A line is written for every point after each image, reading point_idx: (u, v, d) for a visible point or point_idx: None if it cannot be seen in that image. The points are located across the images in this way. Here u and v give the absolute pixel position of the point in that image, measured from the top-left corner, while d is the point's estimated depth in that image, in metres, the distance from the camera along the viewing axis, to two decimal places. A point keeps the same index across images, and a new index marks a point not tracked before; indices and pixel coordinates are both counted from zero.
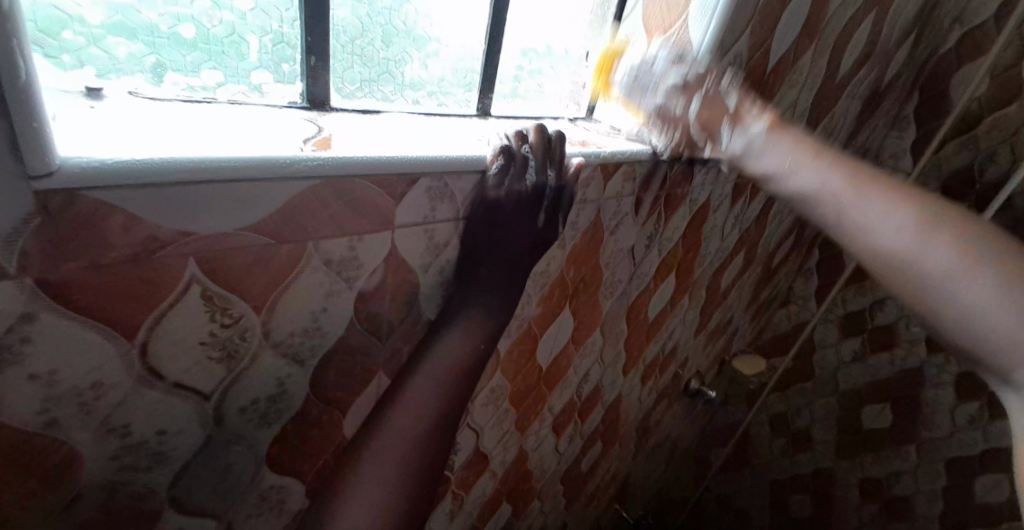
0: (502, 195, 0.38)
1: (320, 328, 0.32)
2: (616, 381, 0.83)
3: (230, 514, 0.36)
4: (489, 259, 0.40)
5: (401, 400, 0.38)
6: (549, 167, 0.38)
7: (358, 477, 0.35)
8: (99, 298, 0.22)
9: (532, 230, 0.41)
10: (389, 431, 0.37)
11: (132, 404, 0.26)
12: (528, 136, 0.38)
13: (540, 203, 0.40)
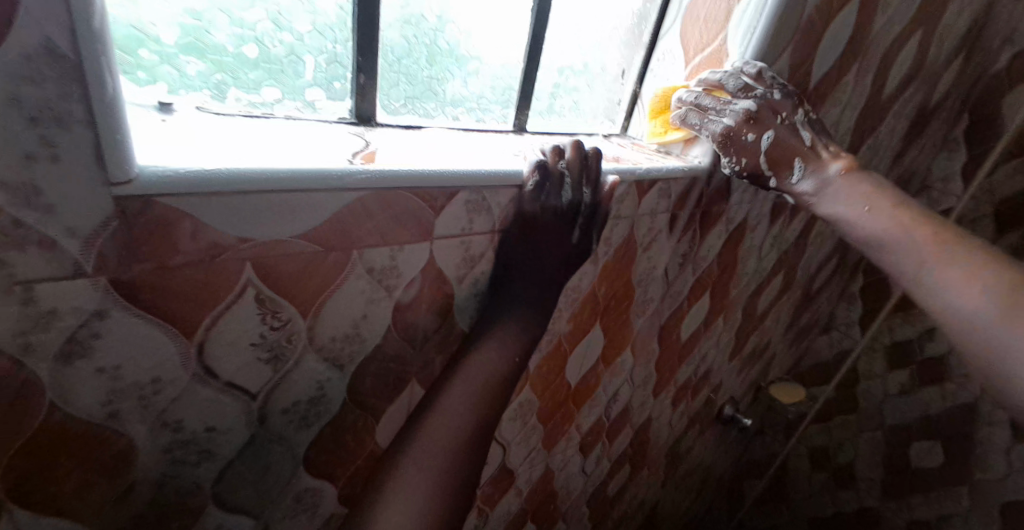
0: (540, 208, 0.38)
1: (360, 335, 0.33)
2: (647, 402, 0.81)
3: (267, 515, 0.37)
4: (524, 271, 0.41)
5: (438, 409, 0.38)
6: (586, 185, 0.39)
7: (394, 489, 0.34)
8: (165, 298, 0.24)
9: (565, 247, 0.41)
10: (425, 441, 0.36)
11: (185, 401, 0.28)
12: (564, 153, 0.39)
13: (574, 220, 0.40)
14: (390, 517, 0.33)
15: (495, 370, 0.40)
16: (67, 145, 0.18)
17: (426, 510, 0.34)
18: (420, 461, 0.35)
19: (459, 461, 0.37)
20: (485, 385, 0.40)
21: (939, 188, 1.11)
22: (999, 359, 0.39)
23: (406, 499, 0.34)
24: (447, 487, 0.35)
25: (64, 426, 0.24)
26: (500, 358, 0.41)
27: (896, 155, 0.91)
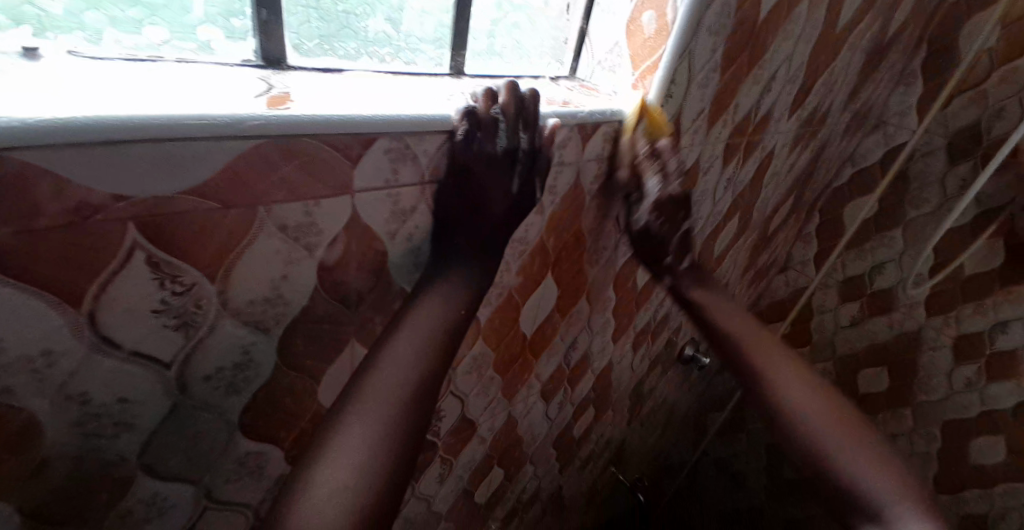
0: (474, 154, 0.37)
1: (282, 297, 0.32)
2: (607, 348, 0.84)
3: (207, 480, 0.37)
4: (466, 220, 0.40)
5: (382, 360, 0.35)
6: (521, 130, 0.38)
7: (335, 442, 0.30)
8: (37, 265, 0.22)
9: (505, 196, 0.41)
10: (368, 392, 0.33)
11: (88, 373, 0.26)
12: (498, 97, 0.37)
13: (513, 166, 0.40)
14: (332, 471, 0.29)
15: (442, 324, 0.38)
16: None
17: (374, 462, 0.30)
18: (362, 418, 0.31)
19: (410, 413, 0.33)
20: (432, 335, 0.37)
21: (894, 125, 1.12)
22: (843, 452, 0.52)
23: (350, 452, 0.30)
24: (397, 439, 0.32)
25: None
26: (444, 310, 0.39)
27: (850, 93, 0.91)
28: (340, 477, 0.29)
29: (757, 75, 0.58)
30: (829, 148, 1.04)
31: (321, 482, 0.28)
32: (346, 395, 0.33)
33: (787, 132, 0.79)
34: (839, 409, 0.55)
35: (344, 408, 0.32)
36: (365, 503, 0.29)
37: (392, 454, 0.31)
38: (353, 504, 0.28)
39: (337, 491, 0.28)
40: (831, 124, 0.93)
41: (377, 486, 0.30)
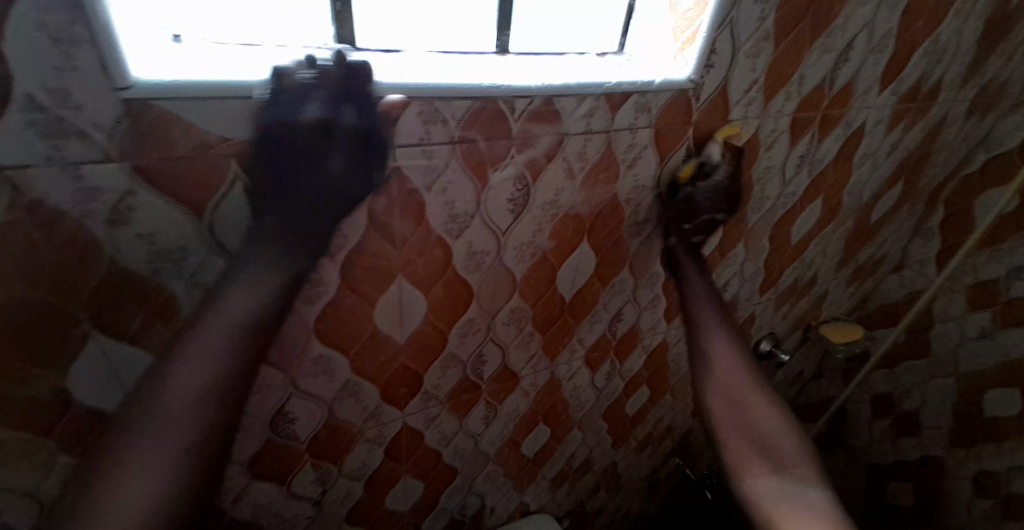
0: (274, 121, 0.33)
1: (341, 232, 0.43)
2: (659, 326, 0.85)
3: (292, 369, 0.50)
4: (273, 199, 0.36)
5: (179, 379, 0.35)
6: (347, 103, 0.34)
7: (130, 468, 0.33)
8: (175, 184, 0.33)
9: (318, 180, 0.35)
10: (156, 405, 0.34)
11: (208, 267, 0.38)
12: (322, 62, 0.34)
13: (333, 141, 0.35)
14: (128, 497, 0.32)
15: (247, 319, 0.37)
16: (80, 57, 0.27)
17: (176, 484, 0.33)
18: (156, 423, 0.34)
19: (205, 422, 0.35)
20: (229, 332, 0.37)
21: None
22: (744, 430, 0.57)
23: (148, 478, 0.32)
24: (198, 452, 0.35)
25: (125, 274, 0.35)
26: (250, 304, 0.37)
27: (971, 66, 0.80)
28: (139, 504, 0.32)
29: (822, 45, 0.57)
30: (948, 130, 0.91)
31: (122, 485, 0.32)
32: (135, 418, 0.34)
33: (878, 108, 0.73)
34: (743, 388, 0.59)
35: (142, 430, 0.34)
36: (162, 500, 0.33)
37: (189, 467, 0.34)
38: (151, 528, 0.32)
39: (134, 518, 0.31)
40: (947, 97, 0.81)
41: (177, 482, 0.33)
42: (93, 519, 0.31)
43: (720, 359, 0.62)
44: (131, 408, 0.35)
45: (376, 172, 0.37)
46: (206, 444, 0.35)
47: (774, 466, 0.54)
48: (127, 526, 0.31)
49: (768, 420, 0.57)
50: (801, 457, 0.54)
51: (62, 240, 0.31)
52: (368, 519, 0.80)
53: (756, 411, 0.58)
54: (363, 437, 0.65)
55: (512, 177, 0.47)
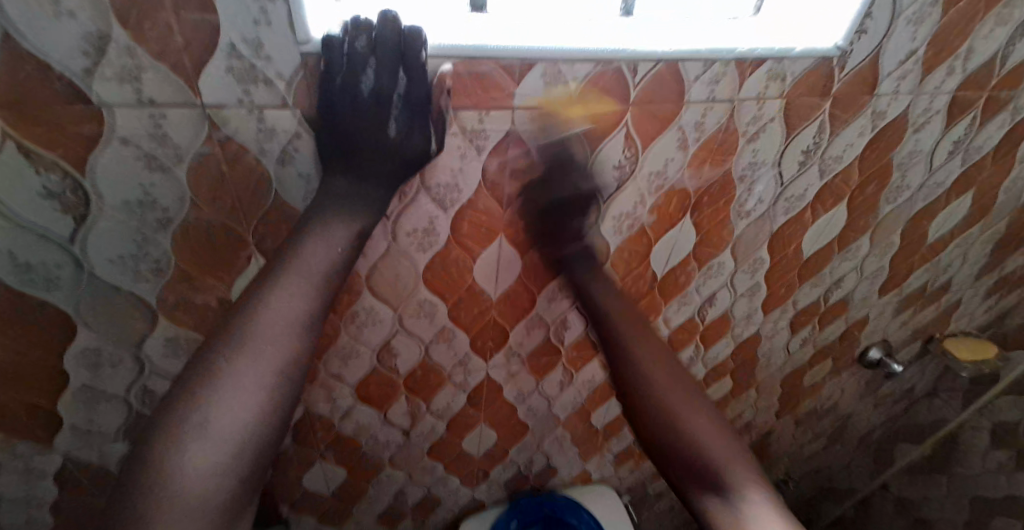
0: (335, 90, 0.35)
1: (458, 186, 0.45)
2: (753, 317, 0.82)
3: (400, 309, 0.55)
4: (339, 164, 0.39)
5: (265, 311, 0.36)
6: (397, 68, 0.36)
7: (216, 397, 0.33)
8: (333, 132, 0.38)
9: (380, 144, 0.38)
10: (247, 331, 0.35)
11: None
12: (368, 24, 0.34)
13: (388, 108, 0.38)
14: (219, 419, 0.33)
15: (328, 266, 0.38)
16: (272, 13, 0.31)
17: (262, 413, 0.34)
18: (246, 349, 0.35)
19: (289, 356, 0.36)
20: (316, 274, 0.38)
21: None
22: (679, 436, 0.50)
23: (237, 403, 0.33)
24: (284, 383, 0.35)
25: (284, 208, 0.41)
26: (328, 249, 0.38)
27: None
28: (223, 427, 0.32)
29: (998, 15, 0.52)
30: None
31: (212, 404, 0.33)
32: (227, 342, 0.35)
33: None
34: (679, 394, 0.52)
35: (222, 360, 0.34)
36: (251, 424, 0.33)
37: (274, 398, 0.35)
38: (241, 453, 0.33)
39: (221, 443, 0.32)
40: None
41: (263, 407, 0.34)
42: (179, 445, 0.32)
43: (640, 367, 0.53)
44: (218, 339, 0.36)
45: (433, 138, 0.39)
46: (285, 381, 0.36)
47: (719, 485, 0.47)
48: (225, 438, 0.32)
49: (703, 426, 0.50)
50: (749, 470, 0.48)
51: (239, 174, 0.38)
52: (445, 457, 0.88)
53: (692, 419, 0.51)
54: (450, 381, 0.70)
55: (620, 143, 0.47)
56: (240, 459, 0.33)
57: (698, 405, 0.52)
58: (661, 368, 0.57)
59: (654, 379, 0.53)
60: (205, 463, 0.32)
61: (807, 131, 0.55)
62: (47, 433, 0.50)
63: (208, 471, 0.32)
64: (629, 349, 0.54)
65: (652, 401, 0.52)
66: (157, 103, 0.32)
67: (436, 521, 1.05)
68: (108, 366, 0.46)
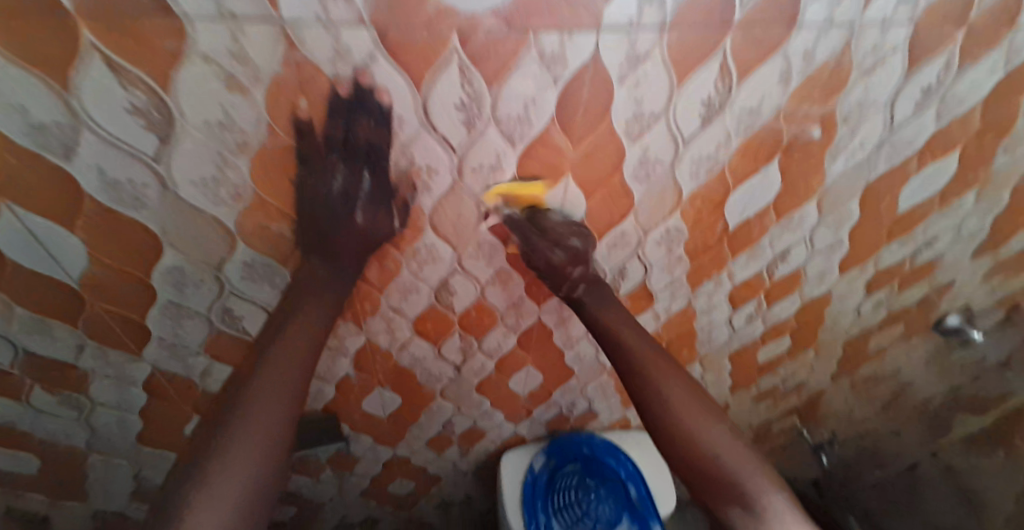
0: (309, 190, 0.44)
1: (529, 118, 0.42)
2: (827, 276, 0.79)
3: (460, 248, 0.55)
4: (317, 245, 0.49)
5: (254, 391, 0.47)
6: (362, 169, 0.43)
7: (215, 471, 0.42)
8: (409, 55, 0.35)
9: (348, 226, 0.47)
10: (251, 400, 0.46)
11: (419, 141, 0.42)
12: (331, 134, 0.40)
13: (353, 202, 0.46)
14: (226, 475, 0.42)
15: (305, 343, 0.50)
16: None
17: (255, 468, 0.43)
18: (253, 410, 0.45)
19: (275, 426, 0.46)
20: (300, 348, 0.50)
21: None
22: (705, 465, 0.57)
23: (239, 457, 0.43)
24: (270, 445, 0.45)
25: (366, 141, 0.41)
26: (305, 330, 0.50)
27: None
28: (230, 477, 0.42)
29: None
30: None
31: (220, 462, 0.43)
32: (234, 409, 0.46)
33: None
34: (696, 419, 0.59)
35: (228, 426, 0.45)
36: (252, 471, 0.43)
37: (264, 456, 0.44)
38: (241, 498, 0.42)
39: (221, 504, 0.41)
40: None
41: (261, 455, 0.44)
42: (192, 505, 0.41)
43: (670, 400, 0.60)
44: (222, 416, 0.46)
45: (397, 214, 0.48)
46: (275, 435, 0.45)
47: (739, 497, 0.55)
48: (232, 483, 0.42)
49: (728, 455, 0.57)
50: (770, 484, 0.56)
51: (311, 98, 0.36)
52: (492, 394, 0.91)
53: (720, 453, 0.57)
54: (502, 323, 0.71)
55: (714, 72, 0.42)
56: (246, 501, 0.42)
57: (717, 440, 0.58)
58: (677, 388, 0.61)
59: (678, 412, 0.60)
60: (211, 513, 0.40)
61: (926, 63, 0.48)
62: (137, 344, 0.54)
63: (218, 514, 0.41)
64: (653, 380, 0.61)
65: (679, 435, 0.59)
66: (236, 16, 0.30)
67: (480, 451, 1.11)
68: (193, 285, 0.49)
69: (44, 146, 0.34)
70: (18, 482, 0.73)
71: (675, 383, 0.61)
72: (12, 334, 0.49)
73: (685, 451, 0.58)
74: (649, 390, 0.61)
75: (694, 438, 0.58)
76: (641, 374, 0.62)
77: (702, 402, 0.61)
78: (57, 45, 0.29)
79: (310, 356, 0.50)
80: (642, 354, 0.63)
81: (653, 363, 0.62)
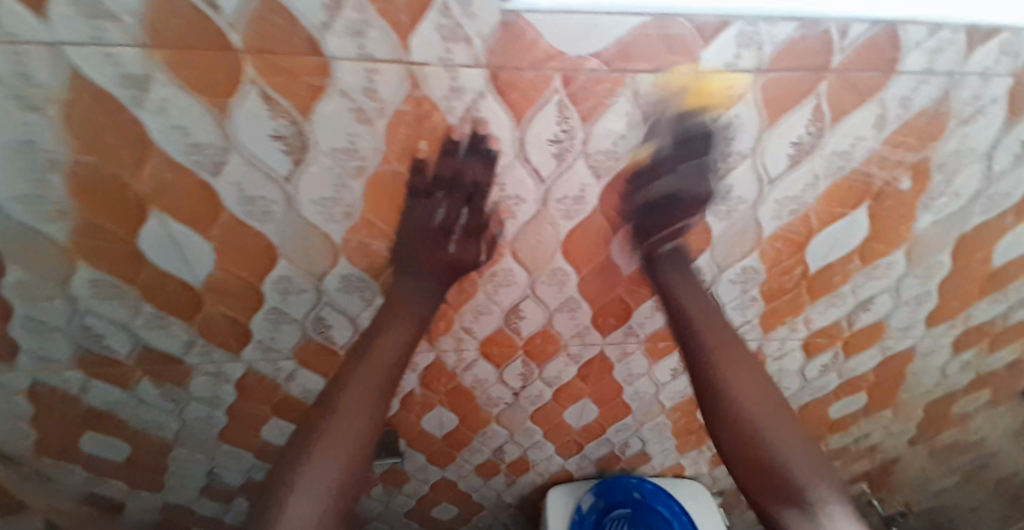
0: (414, 220, 0.48)
1: (617, 153, 0.44)
2: (912, 330, 0.74)
3: (535, 274, 0.57)
4: (412, 267, 0.53)
5: (344, 397, 0.55)
6: (463, 205, 0.48)
7: (312, 463, 0.52)
8: (516, 93, 0.38)
9: (440, 254, 0.52)
10: (341, 405, 0.55)
11: (511, 171, 0.44)
12: (435, 167, 0.44)
13: (449, 234, 0.50)
14: (317, 468, 0.52)
15: (390, 357, 0.56)
16: None
17: (342, 466, 0.52)
18: (342, 413, 0.55)
19: (357, 430, 0.54)
20: (387, 362, 0.57)
21: None
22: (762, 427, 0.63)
23: (330, 454, 0.53)
24: (354, 447, 0.53)
25: (470, 181, 0.45)
26: (392, 345, 0.56)
27: None
28: (321, 472, 0.52)
29: None
30: None
31: (314, 457, 0.53)
32: (328, 411, 0.56)
33: None
34: (760, 409, 0.65)
35: (324, 424, 0.55)
36: (336, 469, 0.52)
37: (349, 456, 0.53)
38: (328, 491, 0.51)
39: (316, 493, 0.51)
40: None
41: (348, 454, 0.53)
42: (292, 490, 0.51)
43: (737, 394, 0.65)
44: (321, 414, 0.56)
45: (481, 247, 0.52)
46: (360, 438, 0.54)
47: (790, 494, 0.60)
48: (323, 477, 0.52)
49: (788, 448, 0.63)
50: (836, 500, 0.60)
51: (425, 130, 0.40)
52: (546, 424, 0.90)
53: (781, 455, 0.62)
54: (565, 351, 0.71)
55: (805, 116, 0.43)
56: (333, 491, 0.52)
57: (781, 433, 0.64)
58: (750, 377, 0.66)
59: (738, 379, 0.66)
60: (306, 502, 0.50)
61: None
62: (236, 343, 0.59)
63: (311, 503, 0.50)
64: (727, 373, 0.66)
65: (741, 392, 0.65)
66: (373, 57, 0.35)
67: (525, 483, 1.09)
68: (295, 293, 0.53)
69: (197, 162, 0.40)
70: (107, 464, 0.79)
71: (746, 379, 0.65)
72: (136, 326, 0.55)
73: (743, 423, 0.64)
74: (714, 380, 0.66)
75: (752, 426, 0.63)
76: (711, 364, 0.66)
77: (763, 398, 0.66)
78: (224, 78, 0.35)
79: (394, 369, 0.57)
80: (717, 341, 0.65)
81: (722, 352, 0.66)
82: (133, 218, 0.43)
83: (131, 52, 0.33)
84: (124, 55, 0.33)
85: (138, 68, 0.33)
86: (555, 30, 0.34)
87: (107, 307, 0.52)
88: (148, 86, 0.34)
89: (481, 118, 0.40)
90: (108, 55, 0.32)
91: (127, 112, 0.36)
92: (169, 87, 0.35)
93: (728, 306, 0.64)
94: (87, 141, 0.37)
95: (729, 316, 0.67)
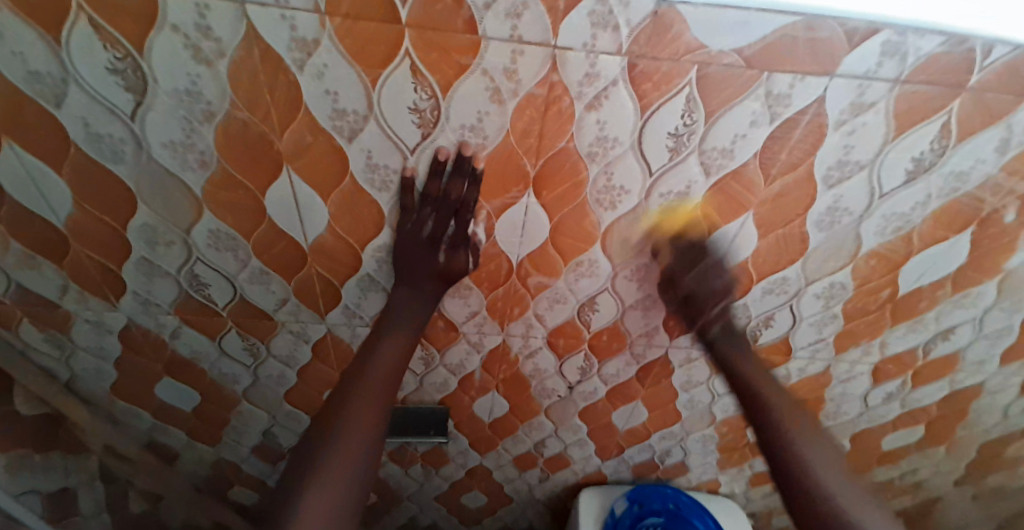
0: (481, 215, 0.50)
1: (732, 152, 0.44)
2: (986, 365, 0.72)
3: (618, 267, 0.57)
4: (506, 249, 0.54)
5: (358, 398, 0.59)
6: (521, 198, 0.48)
7: (332, 452, 0.55)
8: (648, 84, 0.39)
9: (520, 243, 0.53)
10: (354, 406, 0.58)
11: (623, 162, 0.45)
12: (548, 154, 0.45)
13: (521, 225, 0.51)
14: (342, 463, 0.54)
15: (397, 357, 0.62)
16: None
17: (363, 458, 0.56)
18: (359, 403, 0.58)
19: (372, 419, 0.58)
20: (392, 363, 0.62)
21: None
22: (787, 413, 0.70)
23: (352, 445, 0.55)
24: (372, 440, 0.57)
25: (578, 171, 0.46)
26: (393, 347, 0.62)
27: None
28: (345, 467, 0.54)
29: None
30: None
31: (331, 443, 0.55)
32: (342, 410, 0.58)
33: None
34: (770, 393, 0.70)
35: (340, 419, 0.57)
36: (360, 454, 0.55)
37: (368, 440, 0.57)
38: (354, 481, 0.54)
39: (343, 483, 0.53)
40: None
41: (367, 443, 0.57)
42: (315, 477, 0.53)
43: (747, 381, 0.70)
44: (328, 407, 0.60)
45: (574, 235, 0.53)
46: (373, 429, 0.58)
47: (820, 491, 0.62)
48: (351, 468, 0.54)
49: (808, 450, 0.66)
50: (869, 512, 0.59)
51: (551, 115, 0.41)
52: (592, 422, 0.91)
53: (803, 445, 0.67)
54: (629, 350, 0.72)
55: (932, 132, 0.42)
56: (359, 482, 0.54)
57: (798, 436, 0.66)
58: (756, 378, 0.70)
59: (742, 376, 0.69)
60: (335, 493, 0.52)
61: None
62: (324, 306, 0.62)
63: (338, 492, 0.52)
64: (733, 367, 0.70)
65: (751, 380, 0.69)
66: (522, 38, 0.36)
67: (559, 480, 1.10)
68: (390, 262, 0.56)
69: (337, 127, 0.42)
70: (176, 412, 0.84)
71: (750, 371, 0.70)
72: (239, 279, 0.59)
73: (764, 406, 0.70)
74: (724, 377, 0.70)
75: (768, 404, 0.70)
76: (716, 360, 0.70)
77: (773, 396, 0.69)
78: (382, 50, 0.37)
79: (400, 370, 0.62)
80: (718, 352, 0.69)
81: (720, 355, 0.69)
82: (264, 174, 0.46)
83: (306, 17, 0.35)
84: (299, 19, 0.35)
85: (309, 33, 0.36)
86: (703, 24, 0.35)
87: (217, 258, 0.56)
88: (313, 50, 0.37)
89: (605, 105, 0.41)
90: (285, 18, 0.35)
91: (288, 73, 0.38)
92: (330, 53, 0.37)
93: (807, 319, 0.63)
94: (245, 99, 0.40)
95: (806, 331, 0.65)
